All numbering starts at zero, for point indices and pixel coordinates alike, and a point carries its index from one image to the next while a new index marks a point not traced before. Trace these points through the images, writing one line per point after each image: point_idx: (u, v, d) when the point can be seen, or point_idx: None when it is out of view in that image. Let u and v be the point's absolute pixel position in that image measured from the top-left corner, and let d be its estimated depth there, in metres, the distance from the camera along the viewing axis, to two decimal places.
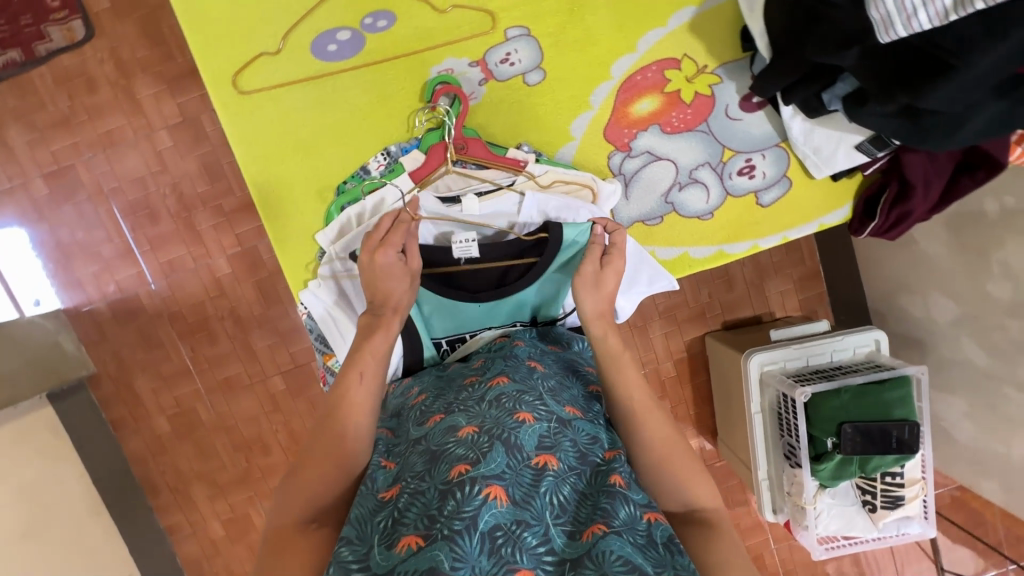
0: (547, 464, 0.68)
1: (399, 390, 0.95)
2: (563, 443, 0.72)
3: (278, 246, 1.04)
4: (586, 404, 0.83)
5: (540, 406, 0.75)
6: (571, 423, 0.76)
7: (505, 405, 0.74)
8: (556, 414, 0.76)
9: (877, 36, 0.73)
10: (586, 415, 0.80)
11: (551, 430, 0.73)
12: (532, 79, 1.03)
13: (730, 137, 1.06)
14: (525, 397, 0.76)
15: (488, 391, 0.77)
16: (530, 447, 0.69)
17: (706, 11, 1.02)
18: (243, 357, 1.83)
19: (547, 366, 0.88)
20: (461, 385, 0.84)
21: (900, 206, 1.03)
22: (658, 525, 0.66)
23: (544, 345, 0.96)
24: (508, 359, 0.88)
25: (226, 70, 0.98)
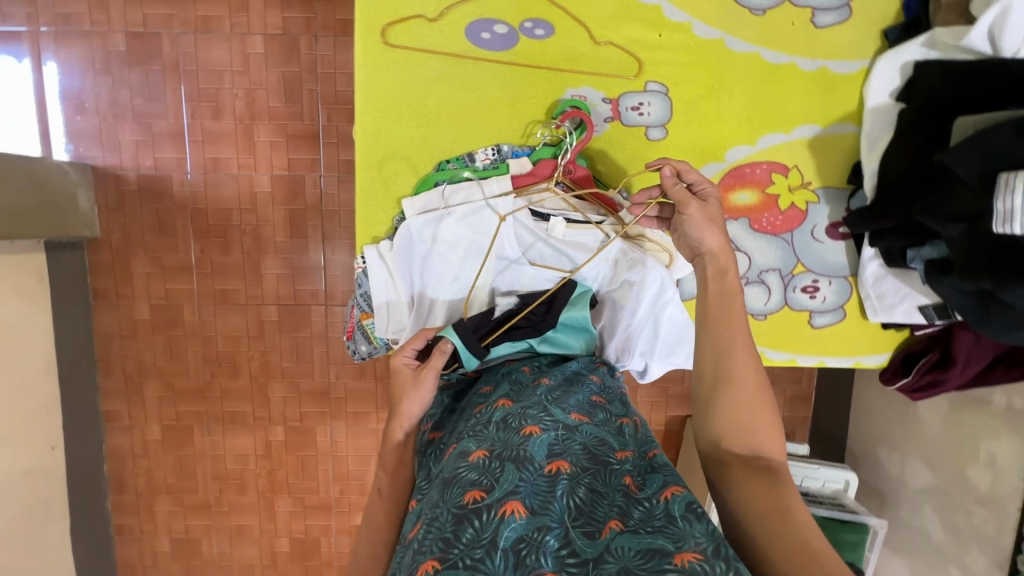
0: (559, 469, 0.70)
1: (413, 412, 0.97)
2: (573, 449, 0.74)
3: (361, 196, 1.05)
4: (592, 408, 0.84)
5: (545, 418, 0.78)
6: (578, 428, 0.78)
7: (511, 425, 0.77)
8: (562, 422, 0.78)
9: (992, 223, 0.78)
10: (593, 420, 0.81)
11: (558, 438, 0.75)
12: (653, 134, 1.06)
13: (806, 254, 1.11)
14: (529, 412, 0.79)
15: (495, 413, 0.80)
16: (540, 457, 0.71)
17: (829, 135, 1.07)
18: (248, 275, 1.81)
19: (553, 379, 0.90)
20: (470, 412, 0.86)
21: (935, 373, 1.08)
22: (675, 501, 0.67)
23: (551, 367, 0.95)
24: (513, 384, 0.90)
25: (379, 16, 1.00)
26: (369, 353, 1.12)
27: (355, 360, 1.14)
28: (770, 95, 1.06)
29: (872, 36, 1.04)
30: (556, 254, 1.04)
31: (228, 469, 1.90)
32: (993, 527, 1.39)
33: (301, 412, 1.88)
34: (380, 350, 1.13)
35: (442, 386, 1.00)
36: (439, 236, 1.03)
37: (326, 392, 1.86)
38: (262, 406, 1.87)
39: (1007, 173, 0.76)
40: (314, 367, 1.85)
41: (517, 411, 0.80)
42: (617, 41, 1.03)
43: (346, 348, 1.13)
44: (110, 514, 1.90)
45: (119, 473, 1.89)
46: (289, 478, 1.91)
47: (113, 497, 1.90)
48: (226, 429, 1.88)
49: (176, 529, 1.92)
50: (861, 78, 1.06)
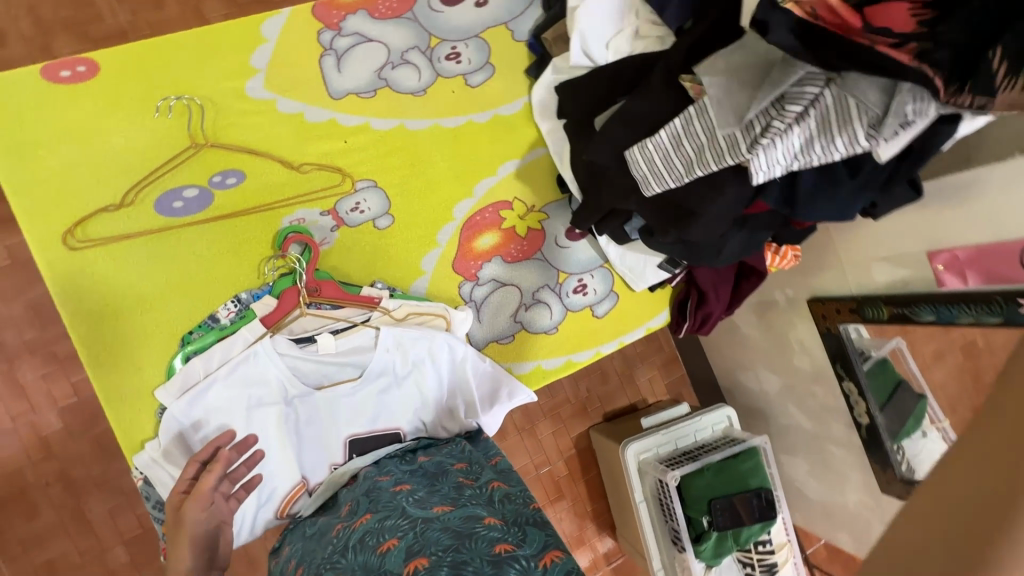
0: (417, 567, 0.65)
1: (280, 559, 0.91)
2: (433, 537, 0.69)
3: (111, 407, 0.97)
4: (459, 493, 0.84)
5: (401, 522, 0.75)
6: (438, 515, 0.76)
7: (369, 544, 0.74)
8: (420, 517, 0.76)
9: (645, 188, 0.94)
10: (457, 505, 0.80)
11: (416, 534, 0.71)
12: (382, 223, 1.13)
13: (562, 262, 1.23)
14: (385, 523, 0.76)
15: (352, 534, 0.77)
16: (400, 564, 0.67)
17: (527, 163, 1.23)
18: (74, 531, 1.52)
19: (415, 483, 0.88)
20: (329, 538, 0.82)
21: (702, 309, 1.25)
22: (553, 566, 0.65)
23: (413, 465, 0.96)
24: (372, 494, 0.87)
25: (56, 226, 0.97)
26: None
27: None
28: (466, 152, 1.19)
29: (520, 78, 1.23)
30: (340, 368, 1.04)
31: None
32: (830, 397, 1.60)
33: None
34: None
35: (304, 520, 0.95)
36: (211, 404, 0.96)
37: None
38: None
39: (630, 151, 0.92)
40: None
41: (374, 525, 0.77)
42: (312, 160, 1.10)
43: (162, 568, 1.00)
44: None
45: None
46: None
47: None
48: None
49: None
50: (528, 111, 1.24)
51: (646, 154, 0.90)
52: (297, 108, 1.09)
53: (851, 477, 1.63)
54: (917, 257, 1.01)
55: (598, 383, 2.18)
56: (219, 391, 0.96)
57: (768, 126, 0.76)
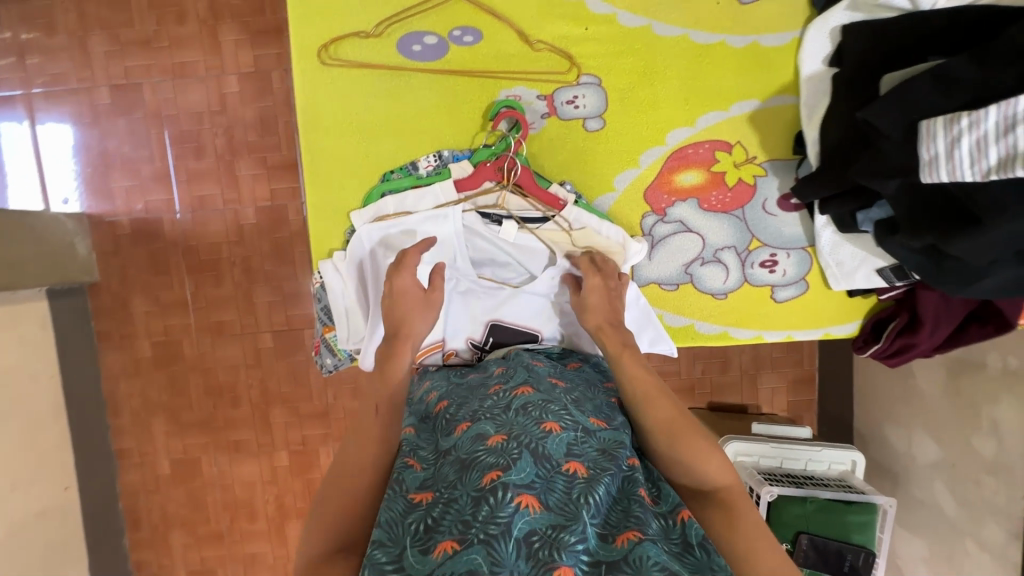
0: (576, 471, 0.68)
1: (415, 382, 0.98)
2: (596, 453, 0.71)
3: (315, 214, 1.09)
4: (610, 413, 0.83)
5: (566, 416, 0.75)
6: (598, 432, 0.75)
7: (531, 414, 0.74)
8: (582, 423, 0.75)
9: (921, 174, 0.76)
10: (611, 424, 0.79)
11: (578, 438, 0.73)
12: (591, 125, 1.08)
13: (761, 229, 1.10)
14: (550, 406, 0.76)
15: (513, 399, 0.78)
16: (562, 455, 0.69)
17: (767, 108, 1.07)
18: (241, 307, 1.83)
19: (569, 382, 0.87)
20: (485, 392, 0.83)
21: (904, 336, 1.06)
22: (690, 526, 0.66)
23: (564, 368, 0.94)
24: (530, 373, 0.87)
25: (315, 39, 1.05)
26: (335, 365, 1.15)
27: (325, 373, 1.17)
28: (705, 74, 1.06)
29: (800, 7, 1.04)
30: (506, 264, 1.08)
31: (238, 498, 1.92)
32: (1002, 496, 1.30)
33: (303, 436, 1.90)
34: (345, 361, 1.15)
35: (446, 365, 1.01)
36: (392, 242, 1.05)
37: (326, 414, 1.88)
38: (265, 433, 1.89)
39: (928, 121, 0.74)
40: (311, 391, 1.87)
41: (538, 402, 0.77)
42: (549, 41, 1.05)
43: (313, 362, 1.16)
44: (129, 547, 1.94)
45: (134, 509, 1.92)
46: (297, 502, 1.93)
47: (130, 534, 1.93)
48: (232, 458, 1.90)
49: (192, 559, 1.95)
50: (795, 48, 1.05)
51: (952, 129, 0.71)
52: None
53: None
54: None
55: (717, 370, 2.01)
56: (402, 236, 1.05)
57: None
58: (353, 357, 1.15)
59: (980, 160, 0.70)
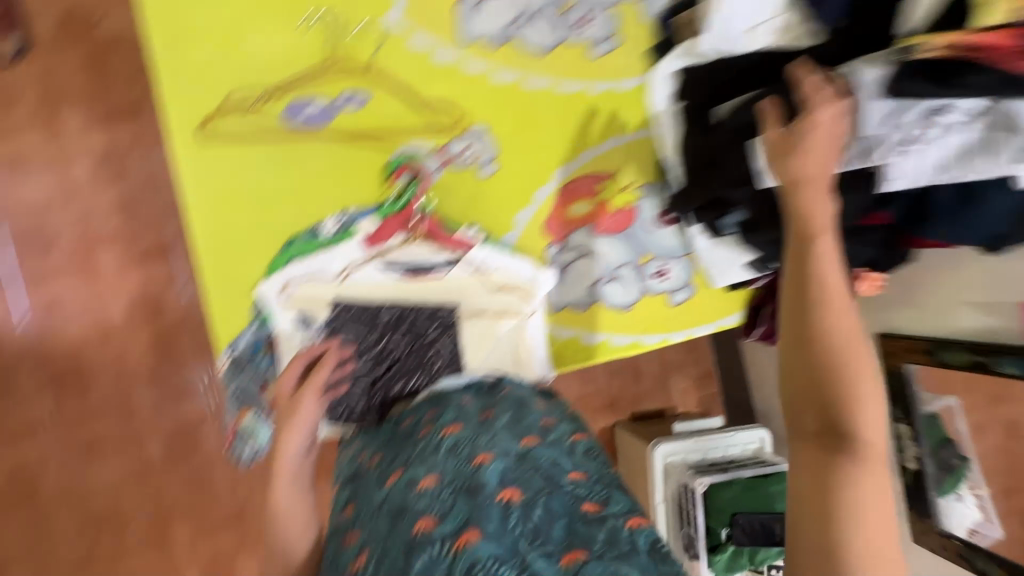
0: (510, 498, 0.67)
1: (354, 441, 0.94)
2: (528, 475, 0.71)
3: (212, 294, 1.02)
4: (542, 431, 0.80)
5: (496, 444, 0.75)
6: (530, 453, 0.75)
7: (462, 452, 0.74)
8: (513, 449, 0.75)
9: (760, 181, 0.95)
10: (545, 442, 0.78)
11: (510, 465, 0.72)
12: (486, 170, 1.15)
13: (648, 244, 1.23)
14: (480, 439, 0.76)
15: (443, 439, 0.77)
16: (491, 484, 0.69)
17: (633, 141, 1.23)
18: (120, 414, 1.59)
19: (502, 405, 0.85)
20: (416, 437, 0.81)
21: (778, 316, 1.23)
22: (639, 531, 0.66)
23: (493, 398, 0.87)
24: (460, 407, 0.85)
25: (192, 117, 1.01)
26: (254, 452, 1.05)
27: (244, 466, 1.07)
28: (576, 117, 1.20)
29: (642, 57, 1.23)
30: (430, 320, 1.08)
31: None
32: None
33: (215, 548, 1.64)
34: (266, 446, 1.06)
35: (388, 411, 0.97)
36: (289, 317, 1.03)
37: (240, 517, 1.64)
38: (166, 557, 1.61)
39: (757, 139, 0.92)
40: (218, 494, 1.64)
41: (467, 438, 0.77)
42: (434, 98, 1.12)
43: (229, 455, 1.06)
44: None
45: None
46: None
47: None
48: None
49: None
50: (644, 90, 1.23)
51: None
52: (428, 45, 1.12)
53: None
54: (1004, 305, 1.06)
55: (633, 382, 2.13)
56: (285, 316, 1.02)
57: (918, 134, 0.78)
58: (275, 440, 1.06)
59: None
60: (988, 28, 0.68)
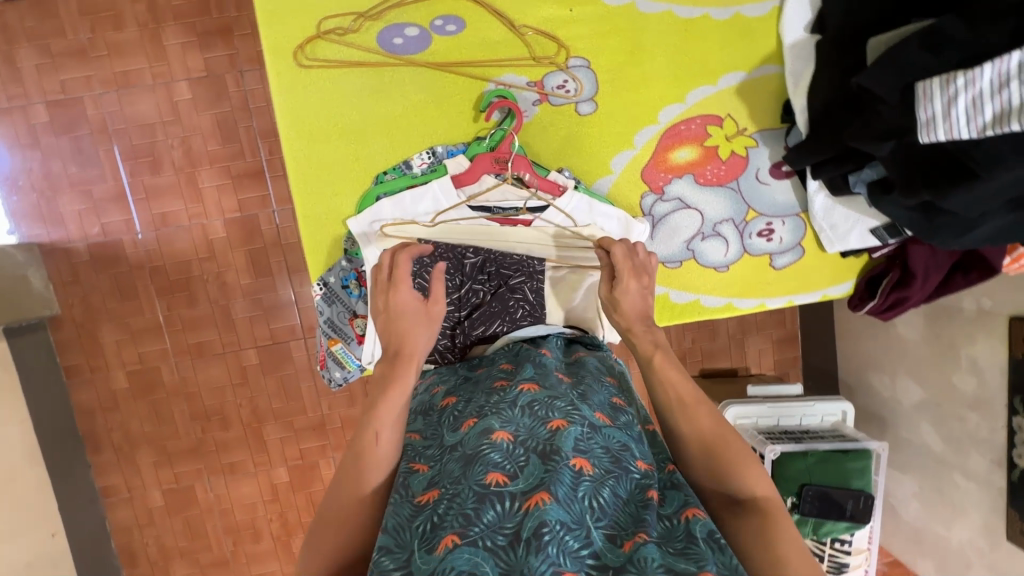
0: (583, 469, 0.64)
1: (425, 379, 0.92)
2: (601, 450, 0.68)
3: (306, 225, 1.04)
4: (616, 410, 0.77)
5: (573, 410, 0.71)
6: (604, 428, 0.71)
7: (538, 413, 0.71)
8: (589, 418, 0.71)
9: (918, 135, 0.78)
10: (617, 421, 0.74)
11: (585, 434, 0.68)
12: (583, 109, 1.06)
13: (756, 199, 1.11)
14: (557, 402, 0.72)
15: (519, 395, 0.74)
16: (567, 450, 0.65)
17: (753, 79, 1.08)
18: (221, 324, 1.74)
19: (576, 375, 0.82)
20: (492, 387, 0.79)
21: (899, 291, 1.09)
22: (696, 522, 0.62)
23: (570, 360, 0.88)
24: (537, 366, 0.82)
25: (288, 40, 0.99)
26: (344, 377, 1.11)
27: (333, 388, 1.13)
28: (690, 49, 1.06)
29: None
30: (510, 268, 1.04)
31: (239, 520, 1.84)
32: (985, 428, 1.38)
33: (302, 450, 1.82)
34: (354, 373, 1.12)
35: (459, 359, 0.95)
36: (376, 252, 1.02)
37: (322, 425, 1.81)
38: (260, 452, 1.81)
39: (924, 82, 0.76)
40: (304, 404, 1.80)
41: (544, 399, 0.73)
42: (533, 24, 1.03)
43: (321, 377, 1.12)
44: None
45: (129, 546, 1.81)
46: (302, 518, 1.86)
47: (127, 571, 1.82)
48: (228, 481, 1.82)
49: None
50: (775, 17, 1.06)
51: (948, 88, 0.73)
52: None
53: (970, 516, 1.44)
54: None
55: (706, 338, 2.05)
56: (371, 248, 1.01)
57: None
58: (363, 368, 1.11)
59: (976, 117, 0.72)
60: None
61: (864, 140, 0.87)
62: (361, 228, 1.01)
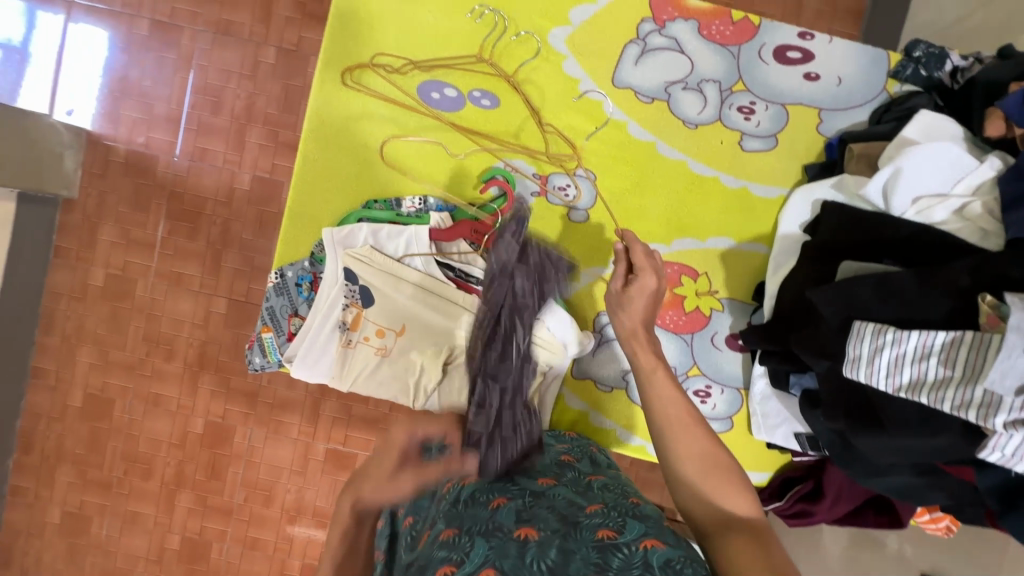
0: (528, 534, 0.67)
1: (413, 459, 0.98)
2: (542, 514, 0.71)
3: (289, 218, 1.10)
4: (559, 474, 0.84)
5: (513, 489, 0.76)
6: (545, 493, 0.76)
7: (479, 498, 0.74)
8: (529, 490, 0.76)
9: (843, 366, 0.79)
10: (559, 482, 0.81)
11: (526, 503, 0.73)
12: (574, 216, 1.11)
13: (704, 359, 1.13)
14: (495, 487, 0.77)
15: (462, 489, 0.77)
16: (511, 525, 0.68)
17: (740, 250, 1.12)
18: (207, 266, 1.65)
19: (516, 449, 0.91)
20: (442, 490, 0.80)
21: (805, 503, 1.08)
22: (654, 551, 0.63)
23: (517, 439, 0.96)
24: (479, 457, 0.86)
25: (342, 60, 1.08)
26: (262, 366, 1.14)
27: (250, 371, 1.16)
28: (691, 202, 1.11)
29: (793, 169, 1.11)
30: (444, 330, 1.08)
31: (139, 450, 1.67)
32: None
33: (224, 408, 1.66)
34: (273, 366, 1.15)
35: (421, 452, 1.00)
36: (336, 268, 1.08)
37: (255, 394, 1.66)
38: (188, 393, 1.66)
39: (861, 322, 0.77)
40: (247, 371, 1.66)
41: (484, 486, 0.77)
42: (559, 127, 1.10)
43: (243, 356, 1.15)
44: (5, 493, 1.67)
45: (24, 447, 1.67)
46: (196, 474, 1.67)
47: (13, 476, 1.67)
48: (146, 410, 1.67)
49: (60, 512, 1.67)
50: (779, 205, 1.11)
51: (878, 337, 0.75)
52: (578, 74, 1.09)
53: None
54: None
55: None
56: (335, 263, 1.07)
57: None
58: (283, 364, 1.14)
59: (895, 375, 0.73)
60: None
61: (813, 352, 0.87)
62: (333, 241, 1.07)
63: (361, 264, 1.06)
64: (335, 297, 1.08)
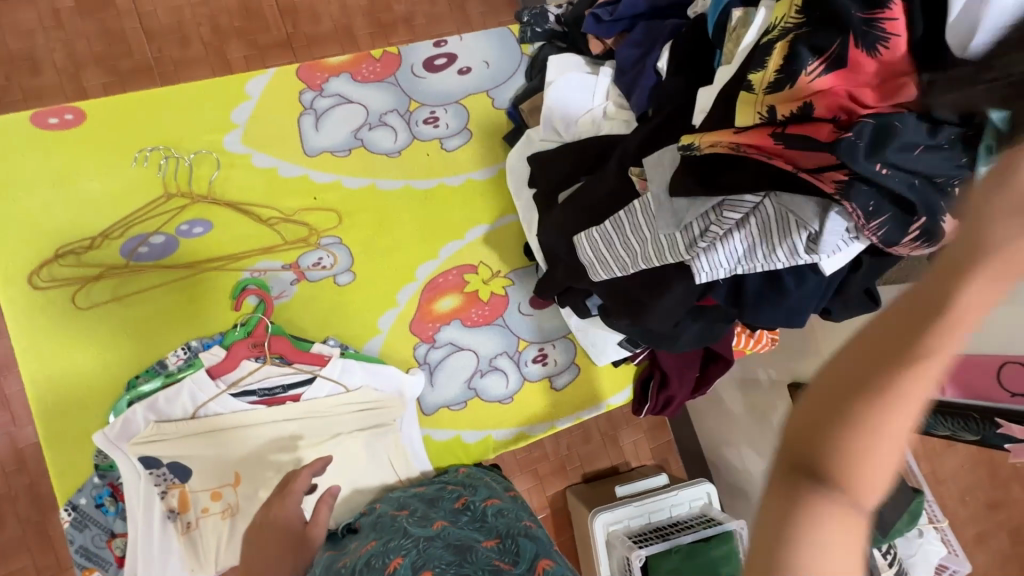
0: None
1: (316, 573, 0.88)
2: (437, 551, 0.68)
3: (48, 446, 0.97)
4: (454, 516, 0.84)
5: (407, 540, 0.73)
6: (441, 532, 0.75)
7: (374, 564, 0.69)
8: (424, 535, 0.75)
9: (591, 273, 0.91)
10: (456, 524, 0.79)
11: (419, 546, 0.71)
12: (342, 280, 1.13)
13: (523, 330, 1.21)
14: (390, 545, 0.73)
15: (355, 560, 0.72)
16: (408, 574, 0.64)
17: (496, 228, 1.23)
18: None
19: (410, 508, 0.89)
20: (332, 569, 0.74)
21: (664, 390, 1.20)
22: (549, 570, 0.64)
23: (406, 500, 0.95)
24: (376, 530, 0.83)
25: (25, 266, 1.01)
26: None
27: None
28: (433, 213, 1.20)
29: (496, 145, 1.25)
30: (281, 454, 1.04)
31: None
32: None
33: None
34: None
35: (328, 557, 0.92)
36: (132, 465, 0.96)
37: None
38: None
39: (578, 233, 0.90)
40: None
41: (379, 551, 0.73)
42: (282, 214, 1.12)
43: None
44: None
45: None
46: None
47: None
48: None
49: None
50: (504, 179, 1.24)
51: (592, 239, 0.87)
52: (272, 163, 1.13)
53: None
54: None
55: None
56: (128, 462, 0.96)
57: (713, 230, 0.75)
58: None
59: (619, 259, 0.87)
60: (741, 130, 0.69)
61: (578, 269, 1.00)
62: (114, 443, 0.95)
63: (159, 447, 0.97)
64: (148, 493, 0.97)
